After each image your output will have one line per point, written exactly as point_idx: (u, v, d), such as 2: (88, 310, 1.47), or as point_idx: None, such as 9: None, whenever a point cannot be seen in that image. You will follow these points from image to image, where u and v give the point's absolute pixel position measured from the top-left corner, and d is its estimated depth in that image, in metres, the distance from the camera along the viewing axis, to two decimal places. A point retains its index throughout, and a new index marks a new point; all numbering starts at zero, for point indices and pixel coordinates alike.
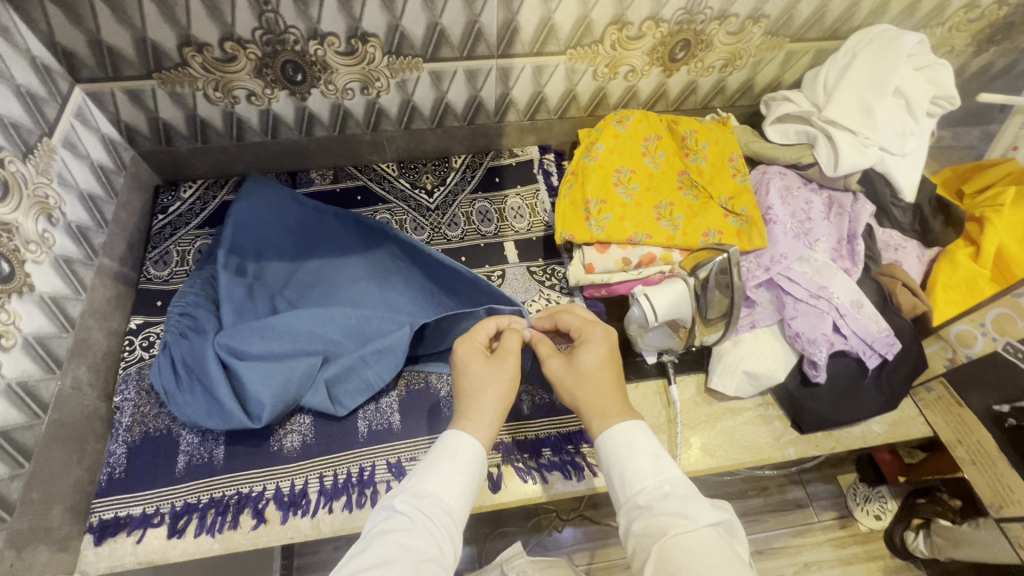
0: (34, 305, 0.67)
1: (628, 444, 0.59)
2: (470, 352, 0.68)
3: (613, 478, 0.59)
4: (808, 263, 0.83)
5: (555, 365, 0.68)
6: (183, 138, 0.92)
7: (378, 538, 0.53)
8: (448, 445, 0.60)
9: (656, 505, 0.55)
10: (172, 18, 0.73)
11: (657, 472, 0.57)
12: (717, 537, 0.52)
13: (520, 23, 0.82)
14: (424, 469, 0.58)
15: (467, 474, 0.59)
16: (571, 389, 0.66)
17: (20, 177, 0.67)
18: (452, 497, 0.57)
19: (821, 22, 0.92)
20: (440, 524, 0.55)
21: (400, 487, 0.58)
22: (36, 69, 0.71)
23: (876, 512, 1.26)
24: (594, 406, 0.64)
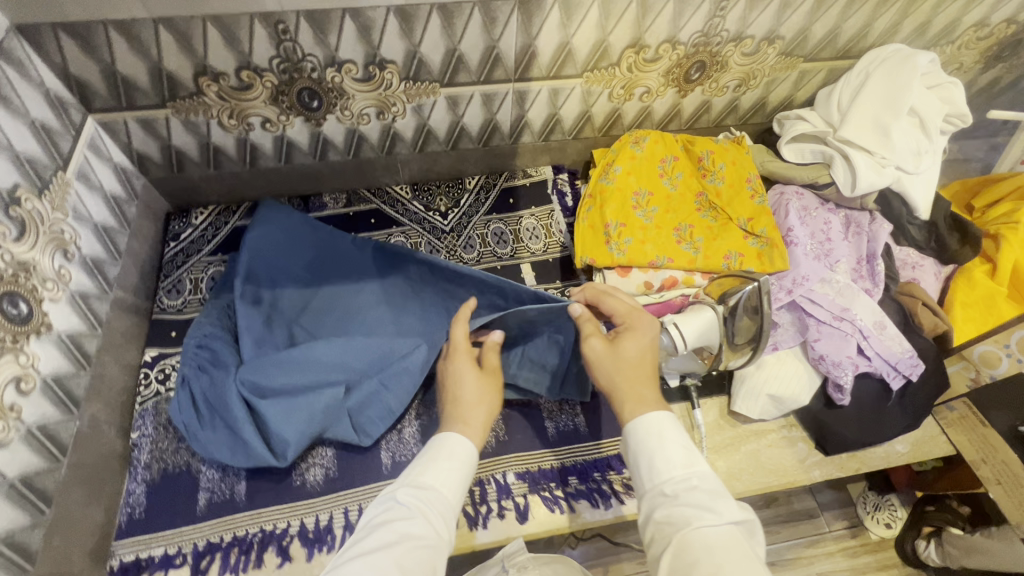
0: (52, 344, 0.66)
1: (660, 434, 0.58)
2: (462, 364, 0.72)
3: (639, 465, 0.58)
4: (830, 284, 0.83)
5: (596, 346, 0.67)
6: (195, 165, 0.90)
7: (378, 524, 0.55)
8: (442, 444, 0.63)
9: (682, 495, 0.54)
10: (189, 48, 0.72)
11: (687, 464, 0.56)
12: (739, 535, 0.51)
13: (539, 48, 0.82)
14: (421, 466, 0.61)
15: (462, 470, 0.61)
16: (606, 374, 0.65)
17: (36, 215, 0.65)
18: (447, 490, 0.59)
19: (835, 42, 0.92)
20: (436, 513, 0.57)
21: (400, 481, 0.60)
22: (49, 101, 0.70)
23: (887, 521, 1.24)
24: (631, 392, 0.63)
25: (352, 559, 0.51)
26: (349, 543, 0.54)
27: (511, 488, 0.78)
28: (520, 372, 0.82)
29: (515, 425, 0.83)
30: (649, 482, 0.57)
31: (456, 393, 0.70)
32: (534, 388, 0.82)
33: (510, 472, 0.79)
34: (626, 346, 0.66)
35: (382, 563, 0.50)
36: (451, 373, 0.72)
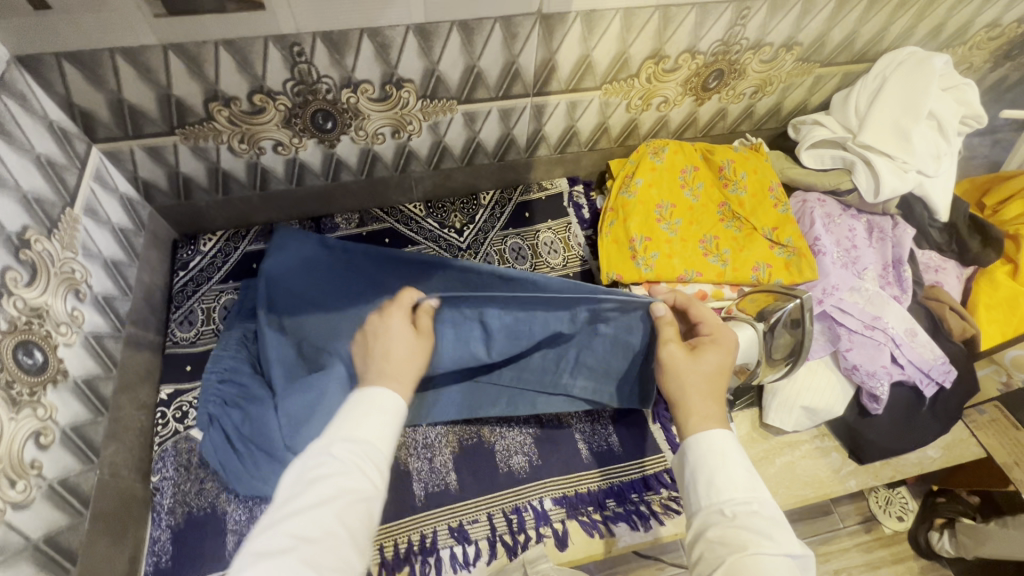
0: (68, 392, 0.63)
1: (725, 452, 0.53)
2: (399, 323, 0.62)
3: (696, 480, 0.52)
4: (860, 293, 0.83)
5: (675, 352, 0.60)
6: (203, 192, 0.87)
7: (310, 482, 0.47)
8: (375, 395, 0.53)
9: (742, 518, 0.49)
10: (200, 74, 0.68)
11: (750, 488, 0.51)
12: (794, 569, 0.47)
13: (559, 61, 0.80)
14: (352, 419, 0.51)
15: (397, 420, 0.53)
16: (677, 386, 0.58)
17: (46, 256, 0.62)
18: (384, 442, 0.51)
19: (851, 47, 0.92)
20: (373, 466, 0.49)
21: (331, 432, 0.51)
22: (53, 134, 0.66)
23: (898, 513, 1.23)
24: (703, 406, 0.56)
25: (285, 521, 0.44)
26: (279, 499, 0.47)
27: (549, 514, 0.76)
28: (573, 381, 0.77)
29: (548, 449, 0.81)
30: (704, 499, 0.51)
31: (385, 349, 0.59)
32: (593, 396, 0.77)
33: (547, 498, 0.77)
34: (707, 356, 0.59)
35: (320, 526, 0.44)
36: (384, 330, 0.61)
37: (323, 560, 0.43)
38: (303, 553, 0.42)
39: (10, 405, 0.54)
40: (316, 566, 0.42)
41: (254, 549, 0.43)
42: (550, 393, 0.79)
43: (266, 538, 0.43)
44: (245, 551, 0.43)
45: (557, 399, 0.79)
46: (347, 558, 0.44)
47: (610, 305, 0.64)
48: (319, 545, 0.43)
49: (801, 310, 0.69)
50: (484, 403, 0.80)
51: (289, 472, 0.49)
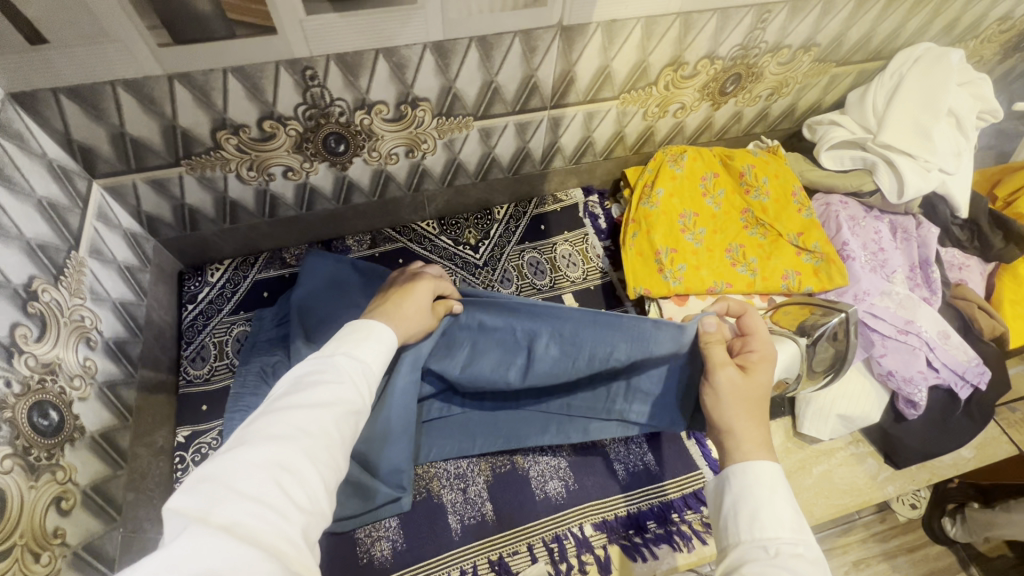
0: (86, 449, 0.59)
1: (772, 487, 0.49)
2: (424, 288, 0.65)
3: (738, 510, 0.49)
4: (890, 296, 0.82)
5: (731, 374, 0.56)
6: (209, 221, 0.83)
7: (311, 382, 0.47)
8: (372, 327, 0.54)
9: (786, 558, 0.44)
10: (208, 103, 0.65)
11: (796, 528, 0.47)
12: None
13: (577, 73, 0.77)
14: (352, 339, 0.52)
15: (389, 354, 0.54)
16: (730, 410, 0.55)
17: (55, 306, 0.58)
18: (376, 368, 0.52)
19: (867, 45, 0.90)
20: (367, 384, 0.50)
21: (330, 347, 0.51)
22: (53, 173, 0.62)
23: (911, 501, 1.16)
24: (759, 435, 0.53)
25: (289, 410, 0.44)
26: (277, 394, 0.47)
27: (590, 540, 0.74)
28: (629, 405, 0.74)
29: (583, 471, 0.79)
30: (745, 533, 0.47)
31: (398, 302, 0.62)
32: (648, 422, 0.74)
33: (587, 524, 0.75)
34: (762, 377, 0.56)
35: (321, 421, 0.45)
36: (408, 286, 0.65)
37: (322, 455, 0.44)
38: (305, 444, 0.43)
39: (29, 472, 0.50)
40: (315, 458, 0.43)
41: (255, 430, 0.43)
42: (603, 418, 0.77)
43: (269, 425, 0.43)
44: (247, 428, 0.43)
45: (612, 424, 0.77)
46: (338, 461, 0.45)
47: (666, 340, 0.64)
48: (320, 441, 0.44)
49: (846, 324, 0.71)
50: (532, 430, 0.78)
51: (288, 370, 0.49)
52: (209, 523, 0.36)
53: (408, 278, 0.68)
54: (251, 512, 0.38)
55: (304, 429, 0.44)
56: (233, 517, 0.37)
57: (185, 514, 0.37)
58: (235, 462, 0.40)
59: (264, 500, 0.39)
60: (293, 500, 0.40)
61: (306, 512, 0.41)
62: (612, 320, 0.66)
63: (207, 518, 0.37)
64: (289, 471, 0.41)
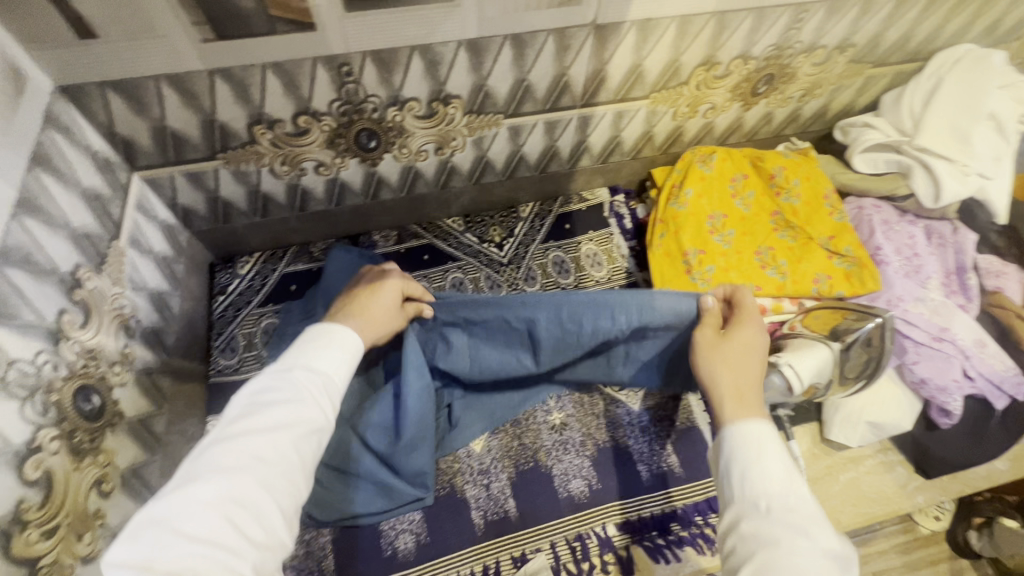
0: (125, 434, 0.61)
1: (760, 446, 0.49)
2: (392, 285, 0.66)
3: (729, 472, 0.49)
4: (925, 303, 0.80)
5: (705, 333, 0.57)
6: (242, 214, 0.84)
7: (264, 405, 0.48)
8: (334, 334, 0.55)
9: (778, 515, 0.45)
10: (246, 97, 0.66)
11: (788, 482, 0.47)
12: (833, 569, 0.43)
13: (609, 72, 0.77)
14: (311, 351, 0.53)
15: (351, 363, 0.55)
16: (709, 366, 0.55)
17: (97, 293, 0.60)
18: (337, 378, 0.53)
19: (904, 46, 0.88)
20: (326, 398, 0.52)
21: (287, 360, 0.52)
22: (97, 164, 0.64)
23: (934, 514, 1.12)
24: (737, 393, 0.53)
25: (242, 441, 0.46)
26: (231, 415, 0.48)
27: (613, 540, 0.74)
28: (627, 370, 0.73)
29: (605, 471, 0.79)
30: (738, 490, 0.48)
31: (365, 303, 0.63)
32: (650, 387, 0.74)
33: (610, 524, 0.75)
34: (741, 336, 0.56)
35: (275, 448, 0.46)
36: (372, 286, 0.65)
37: (275, 482, 0.45)
38: (258, 473, 0.45)
39: (74, 454, 0.52)
40: (268, 486, 0.45)
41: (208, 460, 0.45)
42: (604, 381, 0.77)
43: (221, 453, 0.45)
44: (198, 461, 0.45)
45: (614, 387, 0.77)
46: (294, 484, 0.47)
47: (663, 307, 0.62)
48: (274, 469, 0.46)
49: (881, 329, 0.70)
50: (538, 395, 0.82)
51: (242, 390, 0.50)
52: (159, 568, 0.38)
53: (377, 273, 0.68)
54: (200, 551, 0.40)
55: (256, 459, 0.45)
56: (181, 559, 0.39)
57: (135, 555, 0.39)
58: (186, 500, 0.42)
59: (214, 537, 0.41)
60: (245, 534, 0.42)
61: (259, 543, 0.43)
62: (605, 298, 0.64)
63: (159, 562, 0.39)
64: (241, 502, 0.43)
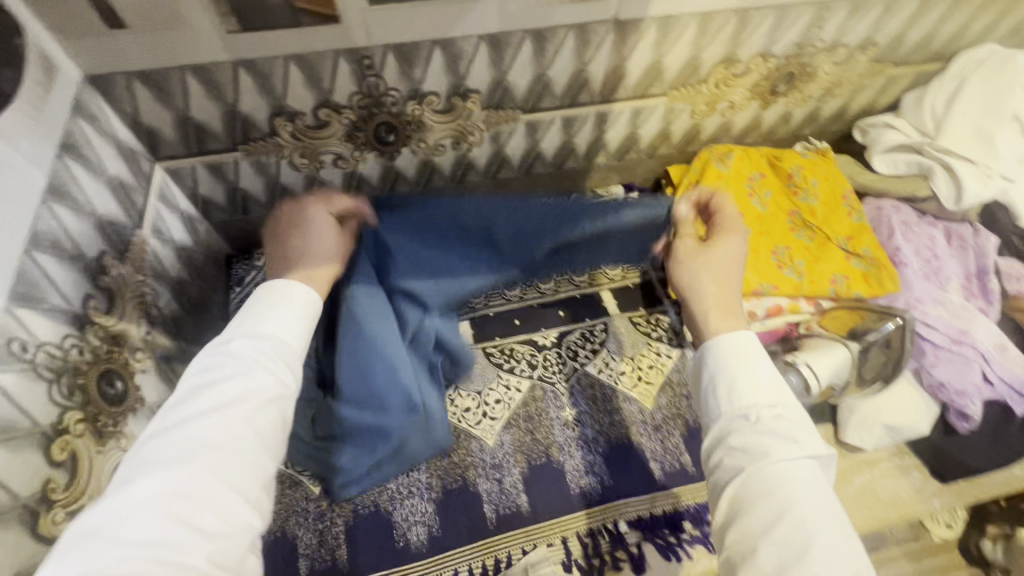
0: (147, 420, 0.62)
1: (749, 359, 0.51)
2: (318, 212, 0.64)
3: (719, 385, 0.51)
4: (944, 305, 0.80)
5: (686, 243, 0.63)
6: (260, 206, 0.85)
7: (208, 383, 0.46)
8: (281, 291, 0.53)
9: (767, 423, 0.48)
10: (268, 89, 0.67)
11: (773, 392, 0.50)
12: (813, 466, 0.47)
13: (629, 68, 0.77)
14: (256, 317, 0.51)
15: (305, 324, 0.53)
16: (692, 273, 0.59)
17: (121, 281, 0.61)
18: (291, 340, 0.51)
19: (927, 46, 0.86)
20: (278, 364, 0.49)
21: (231, 333, 0.50)
22: (121, 153, 0.65)
23: (947, 522, 1.09)
24: (721, 301, 0.56)
25: (183, 426, 0.43)
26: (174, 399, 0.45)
27: (624, 537, 0.74)
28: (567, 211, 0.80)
29: (618, 468, 0.79)
30: (726, 405, 0.50)
31: (300, 245, 0.60)
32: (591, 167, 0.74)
33: (622, 521, 0.75)
34: (719, 248, 0.60)
35: (224, 426, 0.43)
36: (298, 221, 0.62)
37: (230, 460, 0.43)
38: (208, 453, 0.42)
39: (98, 438, 0.53)
40: (224, 465, 0.42)
41: (151, 449, 0.42)
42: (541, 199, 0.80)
43: (166, 439, 0.42)
44: (138, 457, 0.42)
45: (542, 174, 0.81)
46: (256, 458, 0.44)
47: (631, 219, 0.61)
48: (224, 451, 0.43)
49: (901, 330, 0.75)
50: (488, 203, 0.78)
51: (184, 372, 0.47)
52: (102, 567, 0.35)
53: (290, 208, 0.65)
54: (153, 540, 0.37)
55: (205, 443, 0.42)
56: (129, 551, 0.36)
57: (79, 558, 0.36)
58: (124, 502, 0.39)
59: (164, 531, 0.38)
60: (201, 519, 0.39)
61: (216, 534, 0.40)
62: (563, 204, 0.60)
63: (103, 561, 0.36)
64: (189, 488, 0.40)
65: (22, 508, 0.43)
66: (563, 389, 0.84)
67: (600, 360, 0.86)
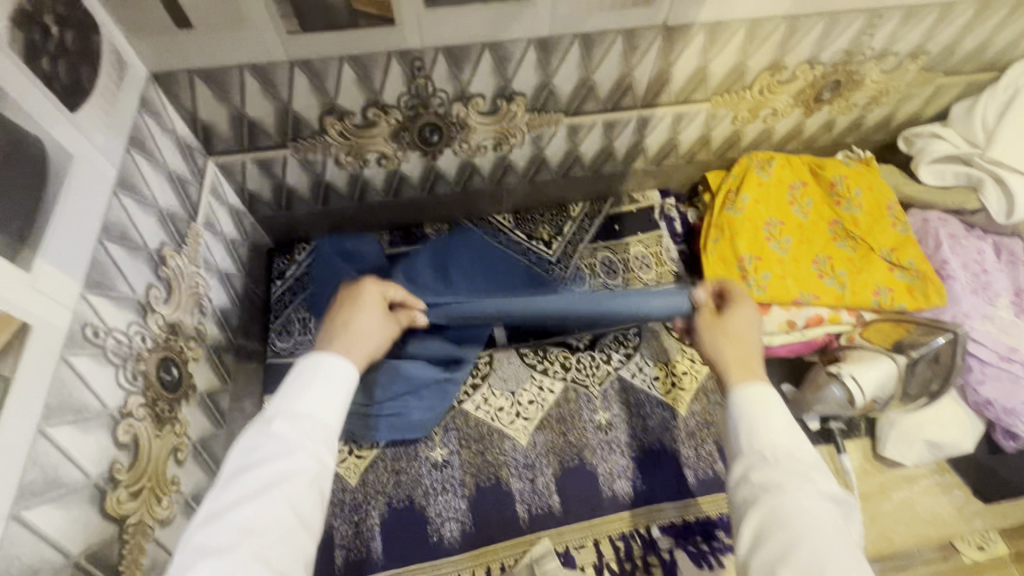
0: (198, 407, 0.64)
1: (766, 403, 0.50)
2: (372, 292, 0.61)
3: (734, 429, 0.50)
4: (993, 321, 0.78)
5: (703, 315, 0.61)
6: (303, 202, 0.87)
7: (249, 468, 0.44)
8: (318, 365, 0.50)
9: (784, 462, 0.46)
10: (321, 88, 0.68)
11: (790, 433, 0.48)
12: (832, 510, 0.44)
13: (674, 73, 0.77)
14: (293, 392, 0.48)
15: (344, 393, 0.50)
16: (711, 338, 0.58)
17: (178, 271, 0.63)
18: (328, 414, 0.48)
19: (981, 55, 0.84)
20: (320, 443, 0.47)
21: (271, 409, 0.47)
22: (180, 148, 0.67)
23: None
24: (740, 359, 0.54)
25: (233, 511, 0.41)
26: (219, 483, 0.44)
27: (657, 542, 0.74)
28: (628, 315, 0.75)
29: (651, 474, 0.79)
30: (743, 445, 0.49)
31: (349, 319, 0.57)
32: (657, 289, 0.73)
33: (656, 526, 0.75)
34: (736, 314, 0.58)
35: (268, 514, 0.42)
36: (357, 297, 0.60)
37: (274, 550, 0.41)
38: (251, 545, 0.40)
39: (156, 422, 0.55)
40: (266, 556, 0.40)
41: (196, 540, 0.40)
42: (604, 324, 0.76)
43: (210, 531, 0.41)
44: (186, 546, 0.40)
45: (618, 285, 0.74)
46: (301, 544, 0.43)
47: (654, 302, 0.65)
48: (270, 537, 0.41)
49: (952, 346, 0.72)
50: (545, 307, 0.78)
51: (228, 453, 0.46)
52: None
53: (352, 283, 0.62)
54: None
55: (249, 532, 0.41)
56: None
57: None
58: None
59: None
60: None
61: None
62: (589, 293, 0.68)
63: None
64: None
65: (92, 486, 0.45)
66: (597, 393, 0.84)
67: (634, 364, 0.87)
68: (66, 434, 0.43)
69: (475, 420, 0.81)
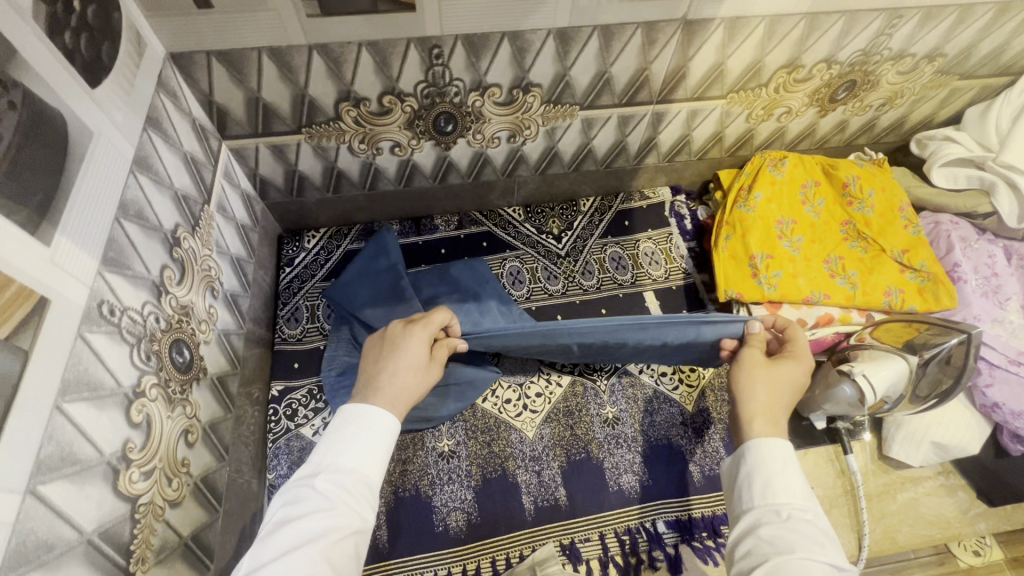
0: (208, 390, 0.64)
1: (786, 461, 0.51)
2: (418, 337, 0.61)
3: (752, 483, 0.51)
4: (1003, 325, 0.79)
5: (754, 353, 0.60)
6: (315, 189, 0.86)
7: (292, 523, 0.45)
8: (361, 417, 0.52)
9: (796, 522, 0.47)
10: (338, 74, 0.68)
11: (807, 498, 0.49)
12: None
13: (691, 68, 0.76)
14: (336, 447, 0.50)
15: (385, 450, 0.52)
16: (749, 380, 0.57)
17: (191, 253, 0.63)
18: (370, 472, 0.50)
19: (996, 58, 0.84)
20: (360, 499, 0.49)
21: (315, 465, 0.50)
22: (195, 131, 0.67)
23: None
24: (769, 411, 0.54)
25: (272, 567, 0.42)
26: (262, 539, 0.45)
27: (662, 537, 0.74)
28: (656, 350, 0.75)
29: (657, 468, 0.79)
30: (758, 500, 0.50)
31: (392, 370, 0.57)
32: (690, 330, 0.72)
33: (661, 520, 0.75)
34: (782, 367, 0.58)
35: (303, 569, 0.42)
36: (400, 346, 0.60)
37: None
38: None
39: (168, 403, 0.55)
40: None
41: None
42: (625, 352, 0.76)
43: None
44: None
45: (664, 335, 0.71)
46: None
47: (707, 334, 0.67)
48: None
49: (964, 347, 0.69)
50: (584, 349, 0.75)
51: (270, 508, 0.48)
52: None
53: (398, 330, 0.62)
54: None
55: None
56: None
57: None
58: None
59: None
60: None
61: None
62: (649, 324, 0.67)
63: None
64: None
65: (106, 464, 0.45)
66: (604, 387, 0.84)
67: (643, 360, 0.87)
68: (82, 411, 0.43)
69: (482, 411, 0.81)
